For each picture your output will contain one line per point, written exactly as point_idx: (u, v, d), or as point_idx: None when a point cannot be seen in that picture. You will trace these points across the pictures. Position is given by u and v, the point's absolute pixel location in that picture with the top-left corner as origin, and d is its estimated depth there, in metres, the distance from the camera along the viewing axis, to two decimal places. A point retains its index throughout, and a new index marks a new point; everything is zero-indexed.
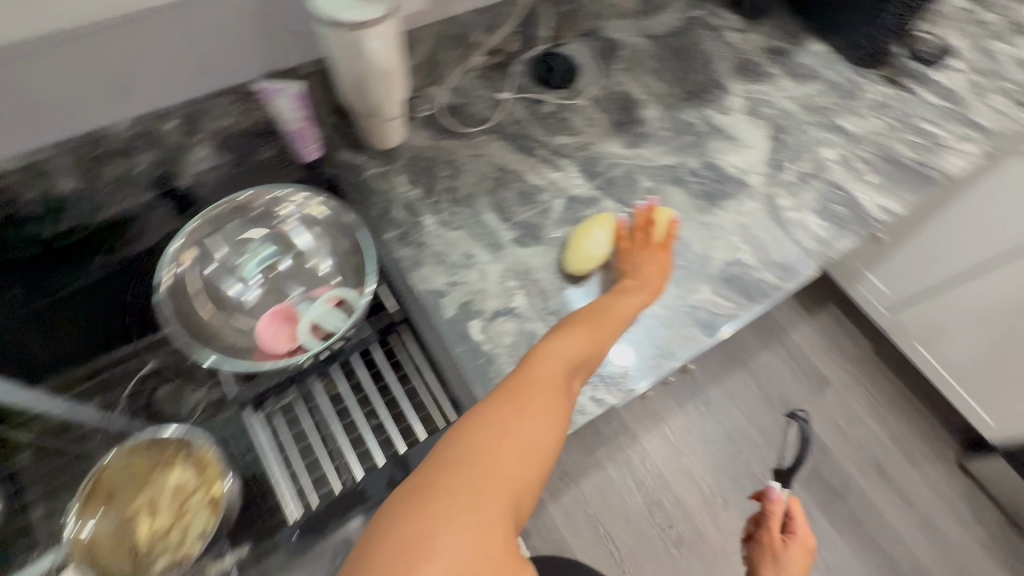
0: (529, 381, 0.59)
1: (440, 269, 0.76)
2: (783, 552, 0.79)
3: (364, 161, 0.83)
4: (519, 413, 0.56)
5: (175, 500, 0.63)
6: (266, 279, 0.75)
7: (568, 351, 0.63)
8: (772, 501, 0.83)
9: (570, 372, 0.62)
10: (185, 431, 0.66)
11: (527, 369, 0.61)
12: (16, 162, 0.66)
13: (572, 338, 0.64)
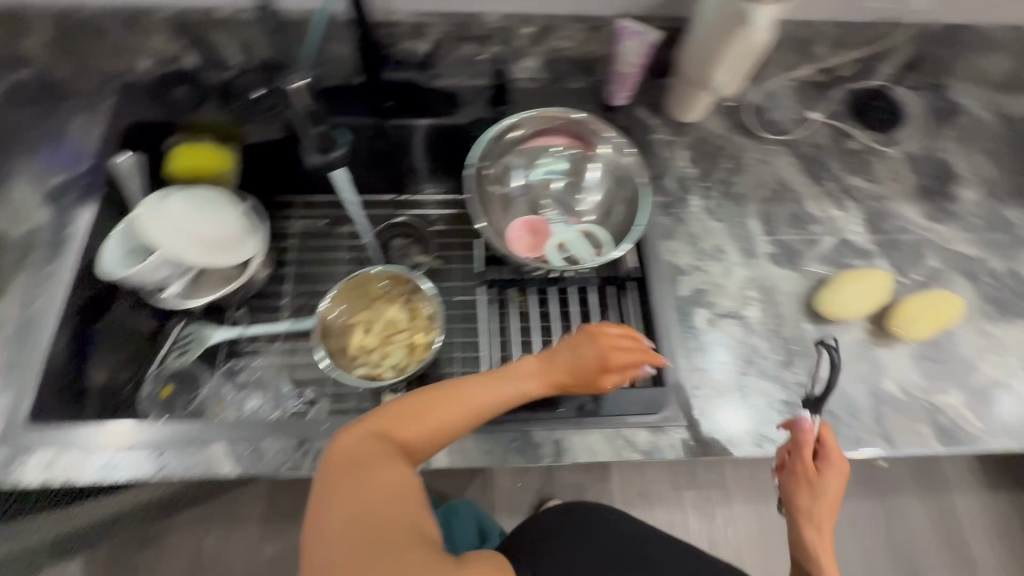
0: (377, 447, 0.54)
1: (689, 250, 0.77)
2: (821, 483, 0.60)
3: (657, 124, 0.85)
4: (371, 476, 0.52)
5: (385, 329, 0.84)
6: (534, 188, 0.83)
7: (409, 409, 0.58)
8: (801, 428, 0.62)
9: (441, 432, 0.58)
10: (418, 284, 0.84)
11: (364, 435, 0.56)
12: (410, 18, 0.77)
13: (408, 403, 0.58)
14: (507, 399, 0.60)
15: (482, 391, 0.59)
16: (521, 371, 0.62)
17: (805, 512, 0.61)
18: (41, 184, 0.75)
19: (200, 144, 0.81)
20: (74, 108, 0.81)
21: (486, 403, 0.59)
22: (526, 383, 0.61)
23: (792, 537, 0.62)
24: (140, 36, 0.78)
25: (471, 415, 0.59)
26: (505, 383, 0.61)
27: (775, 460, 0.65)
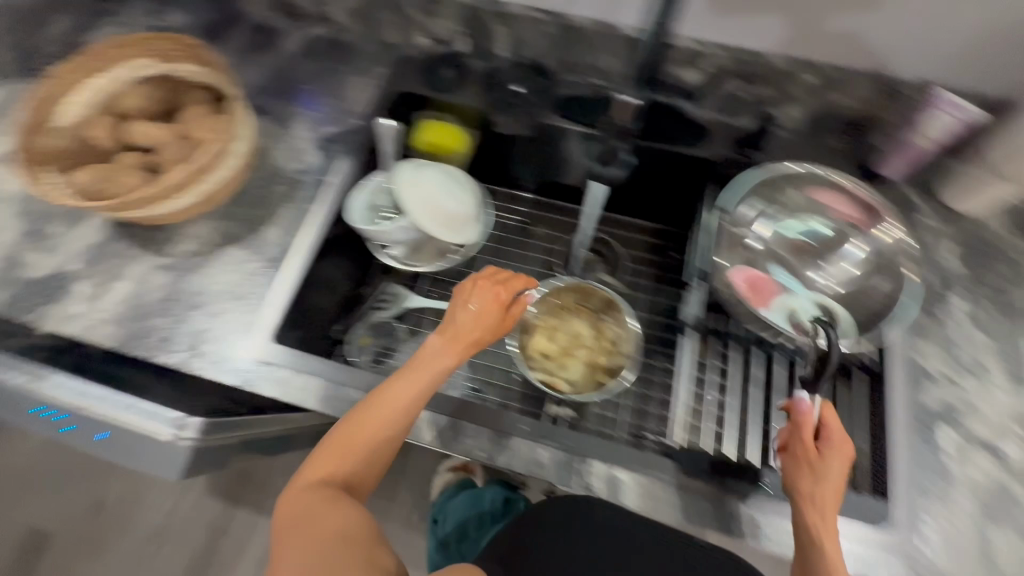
0: (319, 493, 0.56)
1: (942, 355, 0.68)
2: (825, 469, 0.56)
3: (923, 205, 0.76)
4: (315, 519, 0.54)
5: (569, 341, 0.85)
6: (772, 240, 0.76)
7: (337, 445, 0.59)
8: (800, 411, 0.57)
9: (370, 459, 0.60)
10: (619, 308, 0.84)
11: (310, 476, 0.58)
12: None
13: (349, 419, 0.60)
14: (420, 402, 0.61)
15: (394, 402, 0.60)
16: (431, 368, 0.61)
17: (806, 497, 0.56)
18: (315, 129, 0.83)
19: (449, 125, 0.88)
20: (353, 67, 0.89)
21: (398, 410, 0.60)
22: (431, 385, 0.61)
23: (798, 529, 0.56)
24: (431, 17, 0.84)
25: (395, 428, 0.60)
26: (408, 386, 0.61)
27: (780, 443, 0.61)
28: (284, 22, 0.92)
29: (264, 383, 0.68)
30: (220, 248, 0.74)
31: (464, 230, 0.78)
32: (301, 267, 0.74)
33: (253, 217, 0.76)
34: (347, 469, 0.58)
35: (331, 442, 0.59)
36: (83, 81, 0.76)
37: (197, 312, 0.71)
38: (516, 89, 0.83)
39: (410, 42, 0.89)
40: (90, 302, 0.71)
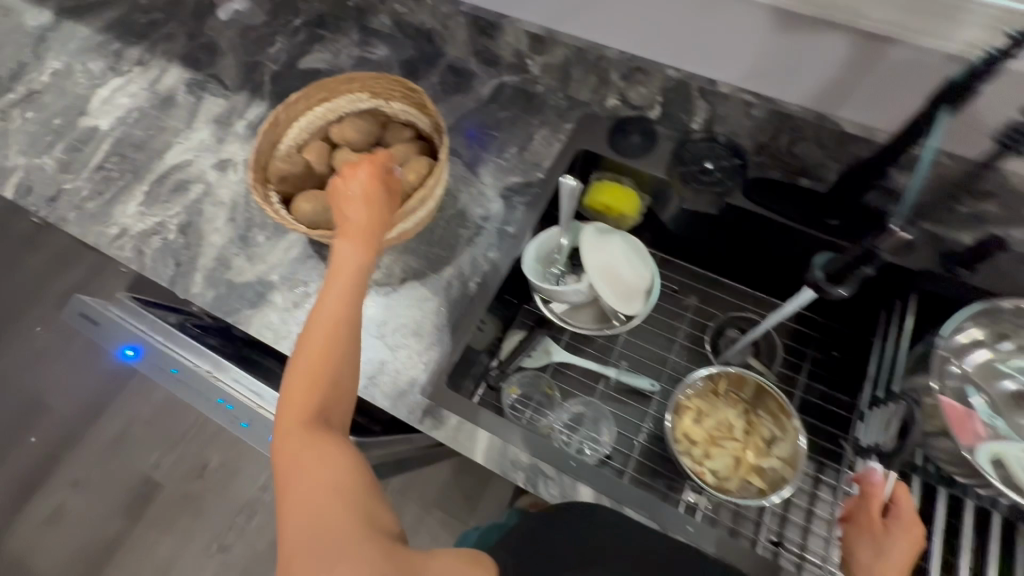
0: (295, 445, 0.55)
1: None
2: (889, 544, 0.62)
3: None
4: (299, 465, 0.54)
5: (716, 428, 0.82)
6: (994, 371, 0.68)
7: (302, 393, 0.58)
8: (869, 479, 0.67)
9: (332, 396, 0.59)
10: (789, 409, 0.79)
11: (285, 431, 0.57)
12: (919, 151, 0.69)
13: (299, 360, 0.60)
14: (355, 310, 0.62)
15: (329, 318, 0.61)
16: (348, 258, 0.63)
17: (867, 566, 0.62)
18: (500, 177, 0.86)
19: (626, 189, 0.88)
20: (540, 120, 0.91)
21: (335, 326, 0.61)
22: (356, 274, 0.63)
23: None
24: (630, 84, 0.83)
25: (347, 356, 0.60)
26: (332, 285, 0.63)
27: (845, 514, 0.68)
28: (479, 66, 0.96)
29: (430, 425, 0.69)
30: (405, 282, 0.78)
31: (637, 300, 0.79)
32: (478, 308, 0.74)
33: (437, 257, 0.80)
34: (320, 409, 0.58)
35: (296, 380, 0.59)
36: (308, 110, 0.83)
37: (380, 341, 0.74)
38: (708, 165, 0.81)
39: (599, 102, 0.90)
40: (284, 314, 0.77)
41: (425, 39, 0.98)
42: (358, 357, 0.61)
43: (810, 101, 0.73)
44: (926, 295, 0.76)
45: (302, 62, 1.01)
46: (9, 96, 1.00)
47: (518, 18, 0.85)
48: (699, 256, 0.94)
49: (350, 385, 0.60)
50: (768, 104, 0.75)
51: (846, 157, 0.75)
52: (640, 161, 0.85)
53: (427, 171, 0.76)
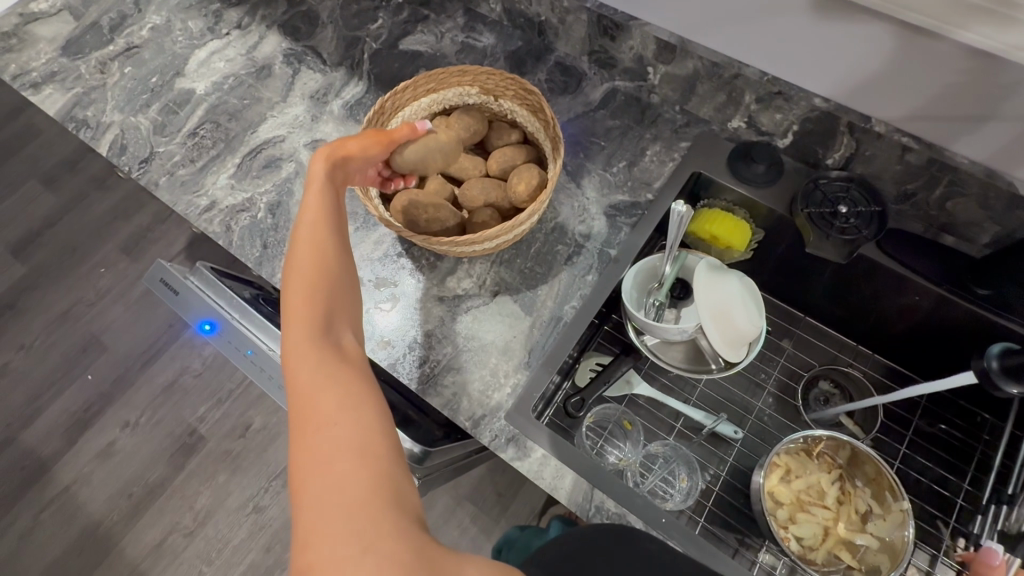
0: (301, 370, 0.45)
1: None
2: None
3: None
4: (312, 394, 0.44)
5: (807, 492, 0.76)
6: None
7: (300, 312, 0.48)
8: (990, 567, 0.62)
9: (335, 312, 0.50)
10: (897, 487, 0.72)
11: (287, 358, 0.46)
12: None
13: (295, 275, 0.50)
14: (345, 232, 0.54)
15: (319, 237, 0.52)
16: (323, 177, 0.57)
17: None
18: (605, 192, 0.81)
19: (739, 222, 0.80)
20: (652, 134, 0.85)
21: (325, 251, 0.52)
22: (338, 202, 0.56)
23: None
24: (765, 109, 0.77)
25: (342, 277, 0.51)
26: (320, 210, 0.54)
27: None
28: (590, 67, 0.90)
29: (513, 455, 0.66)
30: (496, 295, 0.74)
31: (747, 351, 0.72)
32: (574, 335, 0.69)
33: (531, 272, 0.75)
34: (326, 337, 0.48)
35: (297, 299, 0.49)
36: (414, 100, 0.78)
37: (466, 355, 0.71)
38: (842, 209, 0.73)
39: (721, 122, 0.83)
40: (367, 314, 0.73)
41: (536, 31, 0.92)
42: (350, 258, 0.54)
43: (982, 156, 0.66)
44: None
45: (403, 42, 0.96)
46: (109, 47, 0.99)
47: (649, 23, 0.79)
48: (803, 299, 0.87)
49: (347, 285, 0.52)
50: (930, 152, 0.68)
51: (1007, 221, 0.68)
52: (761, 193, 0.78)
53: (538, 181, 0.71)
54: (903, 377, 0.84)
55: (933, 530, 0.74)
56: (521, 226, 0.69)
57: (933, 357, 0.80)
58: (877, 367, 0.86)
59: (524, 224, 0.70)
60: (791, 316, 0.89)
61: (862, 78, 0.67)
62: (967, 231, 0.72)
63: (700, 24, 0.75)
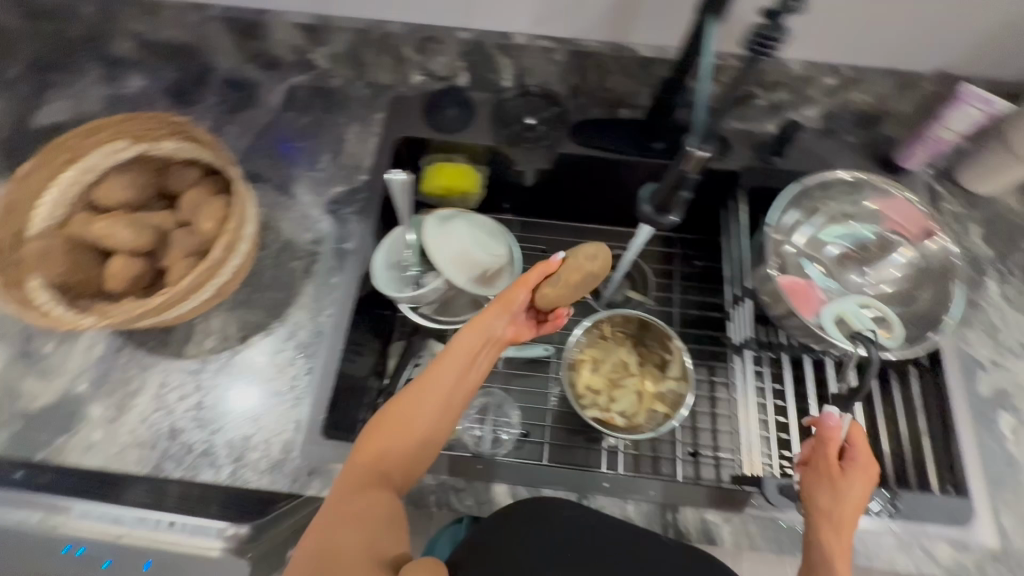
0: (363, 473, 0.56)
1: (989, 343, 0.69)
2: (843, 481, 0.57)
3: (945, 193, 0.78)
4: (359, 503, 0.53)
5: (614, 370, 0.84)
6: (832, 254, 0.76)
7: (389, 432, 0.58)
8: (828, 426, 0.59)
9: (421, 448, 0.59)
10: (670, 332, 0.82)
11: (354, 463, 0.56)
12: None
13: (409, 396, 0.60)
14: (480, 372, 0.63)
15: (451, 368, 0.61)
16: (495, 333, 0.63)
17: (826, 513, 0.56)
18: (320, 191, 0.77)
19: (461, 166, 0.83)
20: (346, 116, 0.83)
21: (447, 393, 0.60)
22: (487, 349, 0.63)
23: (811, 548, 0.56)
24: (428, 55, 0.78)
25: (427, 423, 0.59)
26: (465, 334, 0.61)
27: (799, 457, 0.62)
28: (258, 73, 0.84)
29: (320, 487, 0.63)
30: (245, 340, 0.69)
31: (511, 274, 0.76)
32: (338, 344, 0.68)
33: (274, 301, 0.71)
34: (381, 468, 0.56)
35: (387, 417, 0.58)
36: (55, 178, 0.67)
37: (233, 416, 0.65)
38: (529, 120, 0.79)
39: (404, 82, 0.83)
40: (107, 424, 0.64)
41: (184, 55, 0.83)
42: (430, 405, 0.59)
43: (606, 35, 0.74)
44: (756, 190, 0.79)
45: (36, 118, 0.81)
46: None
47: (283, 11, 0.76)
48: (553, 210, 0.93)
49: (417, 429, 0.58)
50: (567, 46, 0.74)
51: (651, 80, 0.77)
52: (460, 134, 0.80)
53: (225, 215, 0.66)
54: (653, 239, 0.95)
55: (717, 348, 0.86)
56: (228, 267, 0.65)
57: None
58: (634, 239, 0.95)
59: (231, 265, 0.65)
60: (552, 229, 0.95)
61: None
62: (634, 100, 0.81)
63: None
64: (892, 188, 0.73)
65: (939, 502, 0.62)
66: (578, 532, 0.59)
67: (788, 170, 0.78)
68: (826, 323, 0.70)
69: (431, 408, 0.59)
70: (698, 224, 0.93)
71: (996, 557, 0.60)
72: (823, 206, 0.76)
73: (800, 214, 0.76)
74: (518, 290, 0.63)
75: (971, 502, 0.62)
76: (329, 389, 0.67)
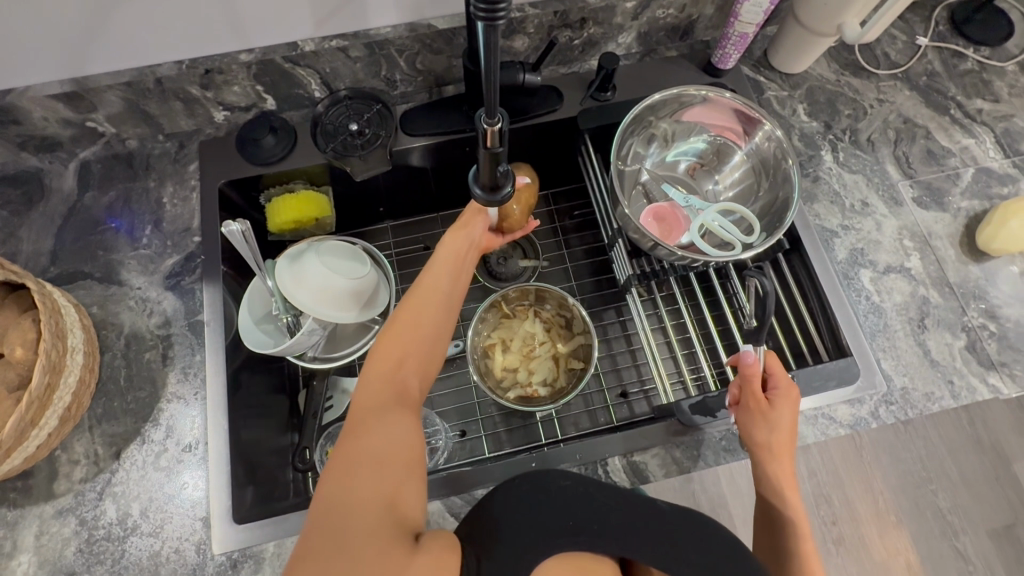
0: (377, 390, 0.54)
1: (836, 210, 0.74)
2: (771, 415, 0.60)
3: (765, 81, 0.81)
4: (379, 414, 0.52)
5: (524, 345, 0.84)
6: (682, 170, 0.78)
7: (394, 340, 0.56)
8: (747, 365, 0.61)
9: (427, 356, 0.58)
10: (564, 291, 0.82)
11: (369, 374, 0.55)
12: None
13: (407, 308, 0.58)
14: (468, 276, 0.64)
15: (439, 283, 0.60)
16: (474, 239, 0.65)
17: (764, 446, 0.60)
18: (153, 268, 0.71)
19: (302, 194, 0.76)
20: (156, 178, 0.75)
21: (444, 302, 0.60)
22: (470, 254, 0.65)
23: (759, 477, 0.61)
24: (218, 89, 0.71)
25: (429, 331, 0.58)
26: (447, 247, 0.63)
27: (730, 398, 0.64)
28: (35, 159, 0.73)
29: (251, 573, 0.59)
30: (118, 453, 0.62)
31: (387, 274, 0.76)
32: (223, 424, 0.64)
33: (138, 401, 0.65)
34: (399, 375, 0.55)
35: (392, 326, 0.57)
36: None
37: (132, 536, 0.60)
38: (354, 126, 0.73)
39: (209, 123, 0.76)
40: None
41: None
42: (428, 310, 0.59)
43: (397, 18, 0.69)
44: (596, 131, 0.78)
45: None
46: None
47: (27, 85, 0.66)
48: (419, 206, 0.90)
49: (422, 332, 0.58)
50: (360, 41, 0.69)
51: (460, 51, 0.74)
52: (285, 161, 0.74)
53: (38, 334, 0.58)
54: None
55: (614, 290, 0.88)
56: (63, 388, 0.58)
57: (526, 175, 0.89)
58: None
59: (65, 384, 0.59)
60: (426, 224, 0.92)
61: (246, 15, 0.64)
62: (453, 75, 0.78)
63: (67, 57, 0.63)
64: (718, 92, 0.72)
65: (831, 371, 0.65)
66: (578, 499, 0.48)
67: (620, 102, 0.78)
68: (693, 241, 0.72)
69: (431, 315, 0.59)
70: (568, 175, 0.92)
71: (887, 400, 0.66)
72: (658, 129, 0.77)
73: (640, 145, 0.77)
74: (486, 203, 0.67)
75: (858, 358, 0.66)
76: (230, 474, 0.62)
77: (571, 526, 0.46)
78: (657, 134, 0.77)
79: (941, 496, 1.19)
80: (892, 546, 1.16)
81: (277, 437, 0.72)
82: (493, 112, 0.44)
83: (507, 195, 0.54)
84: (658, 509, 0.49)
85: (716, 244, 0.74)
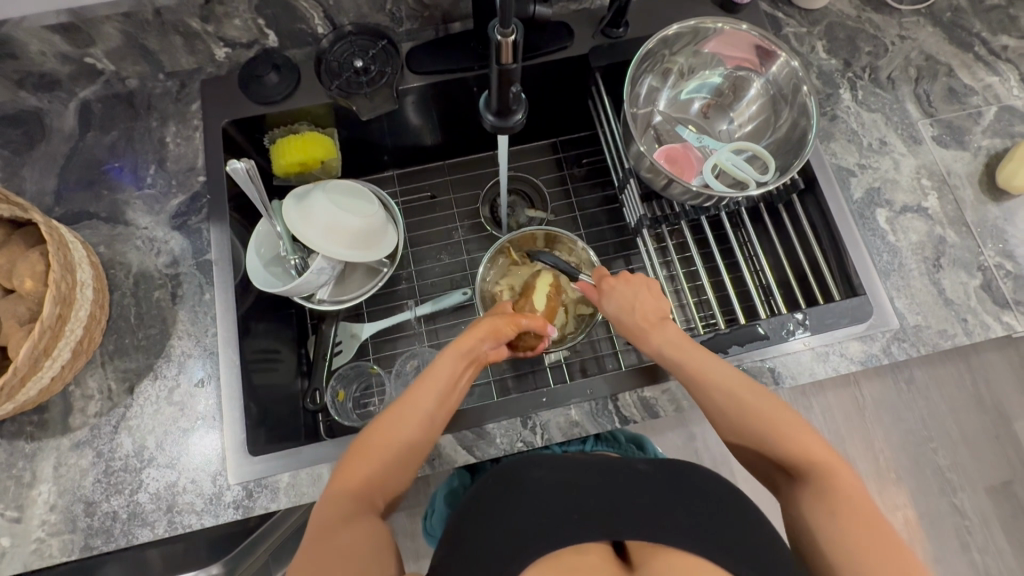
0: (345, 503, 0.50)
1: (852, 148, 0.72)
2: (609, 294, 0.65)
3: (783, 18, 0.78)
4: (344, 530, 0.48)
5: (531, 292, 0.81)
6: (696, 109, 0.77)
7: (370, 455, 0.53)
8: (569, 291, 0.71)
9: (405, 467, 0.55)
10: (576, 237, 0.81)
11: (339, 486, 0.52)
12: None
13: (387, 421, 0.55)
14: (458, 392, 0.61)
15: (426, 395, 0.57)
16: (478, 359, 0.63)
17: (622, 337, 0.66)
18: (159, 208, 0.70)
19: (306, 136, 0.75)
20: (158, 118, 0.73)
21: (427, 413, 0.57)
22: (467, 369, 0.62)
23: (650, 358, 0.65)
24: (218, 22, 0.68)
25: (409, 445, 0.55)
26: (444, 358, 0.60)
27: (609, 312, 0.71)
28: (33, 99, 0.72)
29: (266, 501, 0.60)
30: (131, 388, 0.63)
31: (393, 219, 0.76)
32: (234, 362, 0.64)
33: (149, 339, 0.65)
34: (370, 493, 0.52)
35: (370, 437, 0.55)
36: None
37: (149, 468, 0.60)
38: (359, 63, 0.71)
39: (209, 61, 0.74)
40: (11, 526, 0.58)
41: None
42: (410, 427, 0.55)
43: None
44: (608, 70, 0.76)
45: None
46: None
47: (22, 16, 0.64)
48: (426, 153, 0.88)
49: (401, 448, 0.55)
50: None
51: None
52: (289, 101, 0.72)
53: (48, 266, 0.57)
54: (536, 151, 0.93)
55: (623, 238, 0.87)
56: (74, 321, 0.58)
57: (534, 121, 0.87)
58: (517, 156, 0.93)
59: (77, 317, 0.58)
60: (433, 172, 0.91)
61: None
62: (460, 10, 0.75)
63: None
64: (737, 25, 0.70)
65: (845, 308, 0.64)
66: (554, 487, 0.42)
67: (634, 40, 0.75)
68: (708, 180, 0.70)
69: (411, 429, 0.55)
70: (575, 122, 0.90)
71: (899, 337, 0.65)
72: (673, 64, 0.74)
73: (654, 82, 0.75)
74: (509, 325, 0.66)
75: (871, 296, 0.65)
76: (240, 411, 0.62)
77: (540, 526, 0.40)
78: (671, 71, 0.75)
79: (942, 454, 1.20)
80: (891, 501, 1.18)
81: (289, 379, 0.73)
82: (508, 21, 0.43)
83: (519, 124, 0.53)
84: (636, 474, 0.44)
85: (729, 183, 0.72)
